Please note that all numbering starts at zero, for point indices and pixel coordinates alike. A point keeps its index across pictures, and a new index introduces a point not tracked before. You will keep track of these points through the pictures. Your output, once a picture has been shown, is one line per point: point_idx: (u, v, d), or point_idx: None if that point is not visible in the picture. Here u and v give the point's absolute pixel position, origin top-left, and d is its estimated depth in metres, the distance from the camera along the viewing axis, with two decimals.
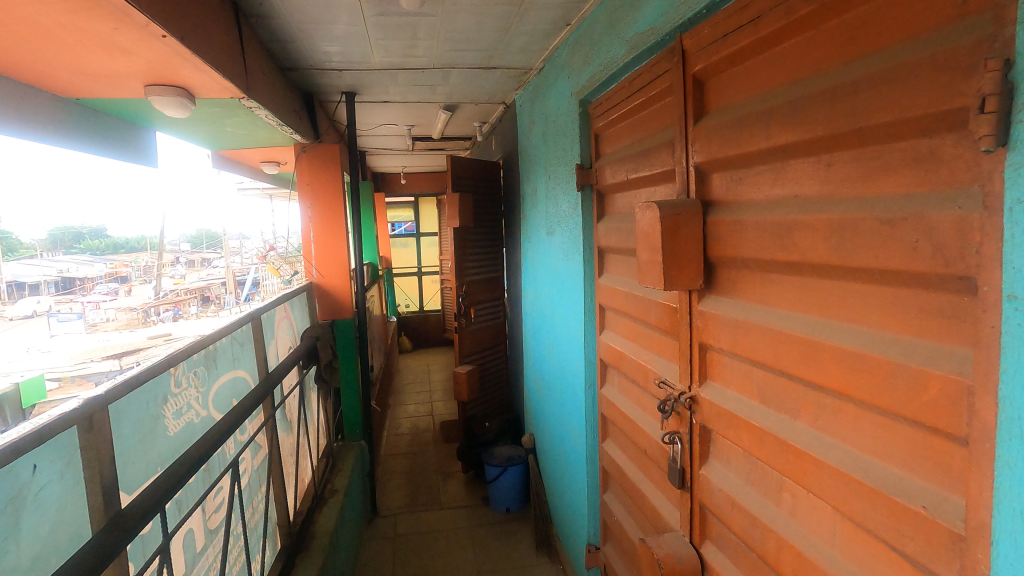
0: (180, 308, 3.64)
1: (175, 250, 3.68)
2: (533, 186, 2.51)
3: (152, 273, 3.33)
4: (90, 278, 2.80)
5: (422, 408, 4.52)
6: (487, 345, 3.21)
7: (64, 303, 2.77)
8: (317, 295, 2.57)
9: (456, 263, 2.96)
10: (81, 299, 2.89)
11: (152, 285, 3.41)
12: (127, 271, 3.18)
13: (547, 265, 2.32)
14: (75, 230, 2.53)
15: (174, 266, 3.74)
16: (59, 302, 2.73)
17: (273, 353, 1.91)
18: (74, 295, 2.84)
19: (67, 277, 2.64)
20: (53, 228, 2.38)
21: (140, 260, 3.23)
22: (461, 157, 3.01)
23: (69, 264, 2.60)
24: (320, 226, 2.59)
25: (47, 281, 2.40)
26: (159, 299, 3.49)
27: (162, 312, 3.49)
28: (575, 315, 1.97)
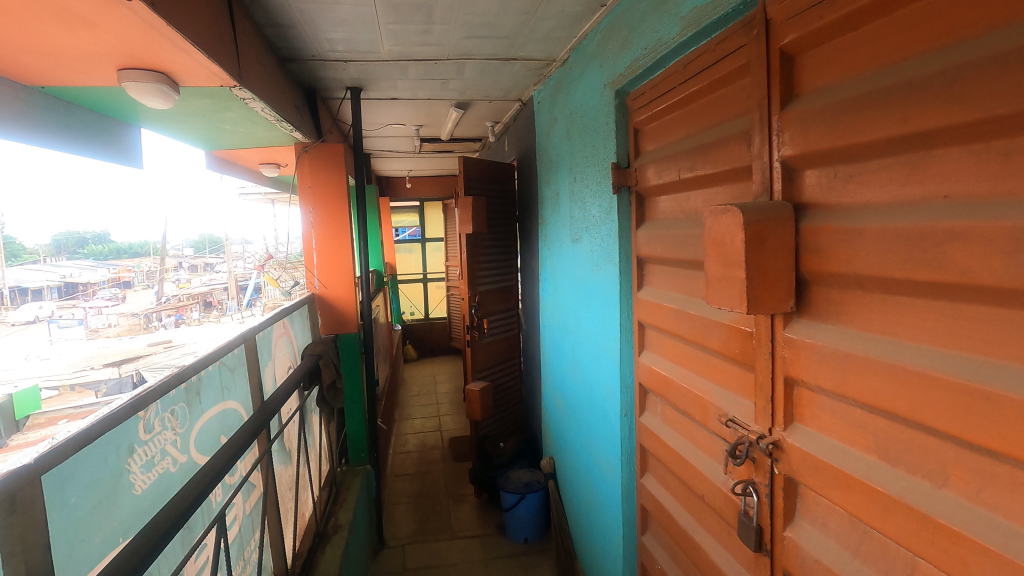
0: (181, 314, 3.72)
1: (178, 254, 3.49)
2: (555, 189, 2.30)
3: (153, 278, 3.28)
4: (93, 283, 2.62)
5: (429, 422, 4.30)
6: (500, 359, 3.01)
7: (63, 309, 2.67)
8: (319, 308, 2.37)
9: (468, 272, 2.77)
10: (80, 306, 2.77)
11: (154, 290, 3.39)
12: (129, 276, 3.01)
13: (571, 275, 2.12)
14: (80, 235, 2.33)
15: (176, 271, 3.61)
16: (59, 309, 2.59)
17: (270, 376, 1.70)
18: (77, 300, 2.68)
19: (75, 286, 2.50)
20: (58, 232, 2.21)
21: (140, 267, 3.14)
22: (473, 158, 2.81)
23: (75, 272, 2.47)
24: (322, 231, 2.38)
25: (48, 286, 2.23)
26: (159, 305, 3.52)
27: (163, 318, 3.61)
28: (607, 333, 1.76)
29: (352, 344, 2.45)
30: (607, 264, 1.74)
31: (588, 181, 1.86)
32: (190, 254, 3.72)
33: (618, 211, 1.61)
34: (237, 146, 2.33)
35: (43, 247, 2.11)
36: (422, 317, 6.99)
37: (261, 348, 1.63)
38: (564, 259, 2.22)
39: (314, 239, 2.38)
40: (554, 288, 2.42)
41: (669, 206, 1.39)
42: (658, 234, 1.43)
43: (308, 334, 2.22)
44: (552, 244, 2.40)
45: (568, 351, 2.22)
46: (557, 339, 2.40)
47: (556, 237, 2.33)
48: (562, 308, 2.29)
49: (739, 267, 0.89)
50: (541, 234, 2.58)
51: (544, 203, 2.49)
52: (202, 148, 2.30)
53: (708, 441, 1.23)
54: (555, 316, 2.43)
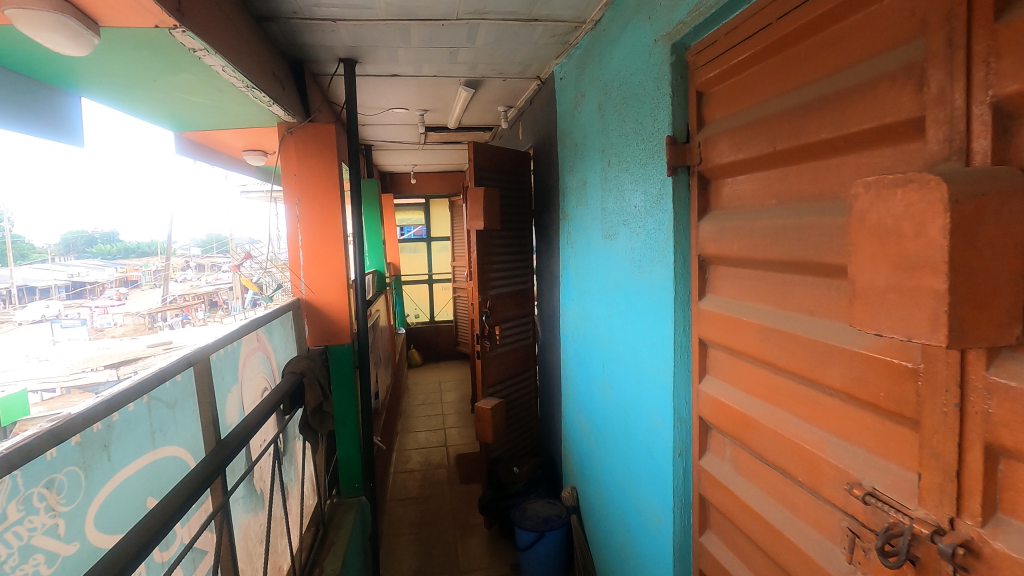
0: (188, 315, 2.56)
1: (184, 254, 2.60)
2: (581, 178, 1.98)
3: (164, 274, 2.39)
4: (102, 283, 1.96)
5: (433, 436, 3.95)
6: (513, 372, 2.67)
7: (73, 309, 1.85)
8: (307, 315, 2.04)
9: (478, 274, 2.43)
10: (92, 303, 1.96)
11: (160, 286, 2.37)
12: (138, 274, 2.23)
13: (604, 279, 1.79)
14: (87, 233, 1.83)
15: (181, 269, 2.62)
16: (66, 306, 1.79)
17: (237, 405, 1.36)
18: (87, 299, 1.93)
19: (79, 283, 1.80)
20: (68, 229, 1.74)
21: (154, 259, 2.27)
22: (485, 145, 2.48)
23: (79, 267, 1.77)
24: (310, 225, 2.05)
25: (58, 286, 1.69)
26: (166, 304, 2.44)
27: (169, 319, 2.45)
28: (653, 352, 1.42)
29: (345, 357, 2.12)
30: (654, 266, 1.40)
31: (628, 163, 1.52)
32: (195, 254, 2.67)
33: (672, 198, 1.27)
34: (212, 126, 2.00)
35: (48, 246, 1.63)
36: (427, 320, 6.68)
37: (224, 369, 1.29)
38: (593, 259, 1.89)
39: (301, 235, 2.05)
40: (578, 292, 2.10)
41: (751, 191, 1.05)
42: (733, 226, 1.09)
43: (291, 347, 1.88)
44: (576, 241, 2.08)
45: (597, 367, 1.90)
46: (583, 352, 2.08)
47: (582, 234, 2.00)
48: (589, 316, 1.97)
49: (935, 272, 0.54)
50: (563, 230, 2.25)
51: (567, 194, 2.17)
52: (172, 127, 1.97)
53: (819, 511, 0.89)
54: (579, 325, 2.11)
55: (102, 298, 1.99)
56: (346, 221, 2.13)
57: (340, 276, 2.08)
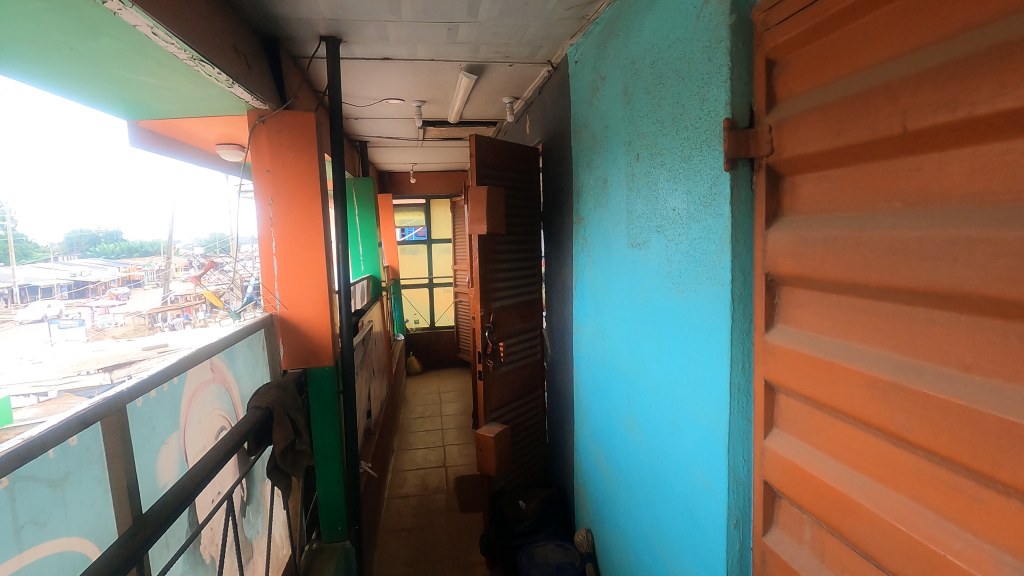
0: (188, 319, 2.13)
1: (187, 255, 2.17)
2: (600, 177, 1.71)
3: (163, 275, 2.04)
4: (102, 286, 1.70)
5: (432, 455, 3.67)
6: (519, 394, 2.39)
7: (73, 308, 1.59)
8: (281, 333, 1.76)
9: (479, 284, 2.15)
10: (93, 304, 1.68)
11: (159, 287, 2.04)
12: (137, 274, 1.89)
13: (630, 296, 1.51)
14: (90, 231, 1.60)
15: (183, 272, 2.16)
16: (67, 307, 1.55)
17: (175, 456, 1.08)
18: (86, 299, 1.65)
19: (73, 286, 1.50)
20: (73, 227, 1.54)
21: (157, 261, 1.97)
22: (489, 138, 2.20)
23: (72, 269, 1.50)
24: (287, 229, 1.77)
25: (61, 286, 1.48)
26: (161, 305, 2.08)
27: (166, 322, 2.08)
28: (699, 392, 1.14)
29: (326, 381, 1.84)
30: (699, 284, 1.12)
31: (666, 155, 1.24)
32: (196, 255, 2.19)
33: (730, 198, 0.98)
34: (174, 114, 1.73)
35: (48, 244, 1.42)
36: (427, 326, 6.41)
37: (155, 414, 1.01)
38: (615, 271, 1.61)
39: (274, 239, 1.76)
40: (595, 307, 1.82)
41: (850, 190, 0.77)
42: (822, 236, 0.81)
43: (258, 374, 1.60)
44: (594, 249, 1.81)
45: (619, 397, 1.62)
46: (601, 376, 1.80)
47: (602, 242, 1.73)
48: (609, 337, 1.70)
49: None
50: (578, 235, 1.97)
51: (583, 194, 1.90)
52: (125, 117, 1.70)
53: None
54: (597, 345, 1.83)
55: (100, 296, 1.73)
56: (328, 225, 1.86)
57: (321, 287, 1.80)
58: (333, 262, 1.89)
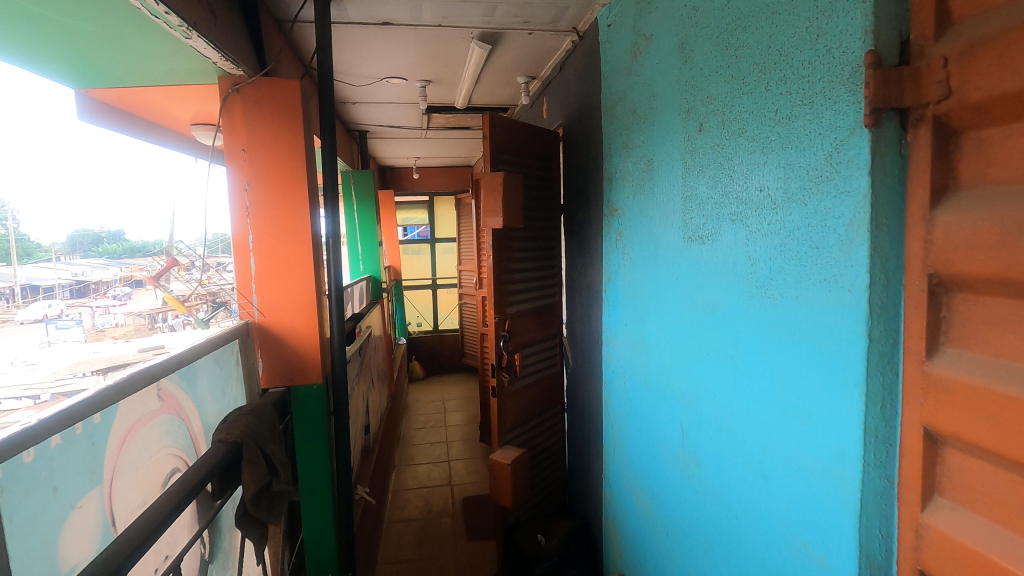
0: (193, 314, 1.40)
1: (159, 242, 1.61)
2: (642, 160, 1.43)
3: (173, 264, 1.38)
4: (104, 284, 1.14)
5: (436, 472, 3.37)
6: (535, 411, 2.11)
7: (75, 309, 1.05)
8: (259, 344, 1.48)
9: (493, 285, 1.87)
10: (96, 305, 1.11)
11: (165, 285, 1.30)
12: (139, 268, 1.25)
13: (684, 303, 1.22)
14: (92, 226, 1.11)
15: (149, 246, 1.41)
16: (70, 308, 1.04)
17: (91, 523, 0.79)
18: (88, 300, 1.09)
19: (87, 287, 1.07)
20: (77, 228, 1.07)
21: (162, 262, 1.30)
22: (504, 118, 1.91)
23: (87, 270, 1.08)
24: (265, 219, 1.48)
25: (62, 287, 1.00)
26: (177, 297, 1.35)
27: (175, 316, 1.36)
28: (802, 434, 0.85)
29: (313, 402, 1.55)
30: (805, 289, 0.82)
31: (748, 120, 0.95)
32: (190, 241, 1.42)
33: (869, 165, 0.69)
34: (131, 81, 1.44)
35: (55, 245, 1.01)
36: (431, 329, 6.12)
37: (54, 469, 0.71)
38: (664, 272, 1.33)
39: (251, 231, 1.48)
40: (633, 314, 1.54)
41: None
42: None
43: (228, 396, 1.31)
44: (631, 246, 1.53)
45: (668, 425, 1.33)
46: (640, 397, 1.52)
47: (643, 236, 1.44)
48: (653, 351, 1.42)
49: None
50: (610, 230, 1.69)
51: (617, 181, 1.62)
52: (73, 84, 1.41)
53: None
54: (635, 359, 1.55)
55: (107, 299, 1.15)
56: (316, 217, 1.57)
57: (306, 290, 1.51)
58: (322, 261, 1.60)
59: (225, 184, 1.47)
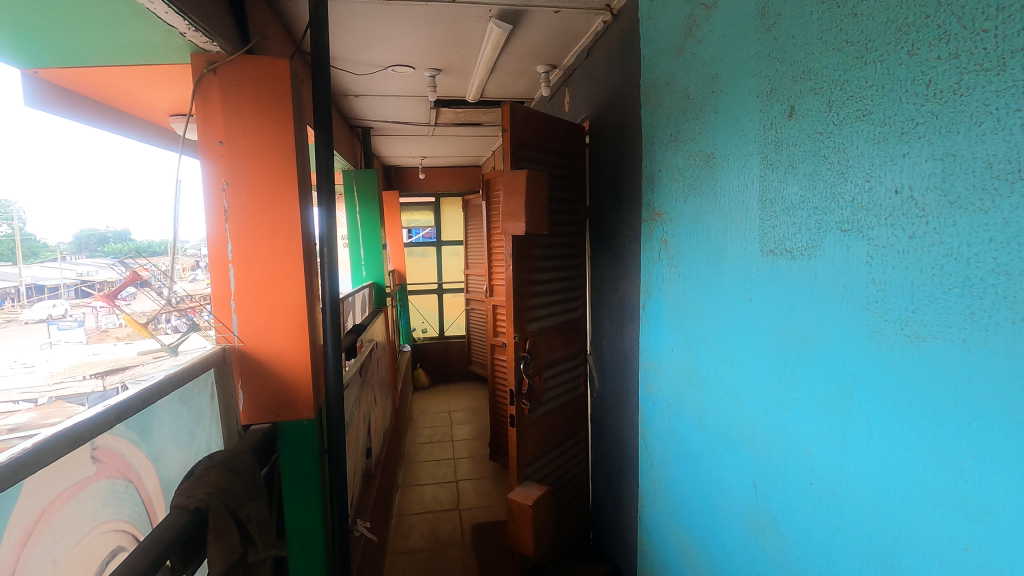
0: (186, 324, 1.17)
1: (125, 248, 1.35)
2: (698, 156, 1.19)
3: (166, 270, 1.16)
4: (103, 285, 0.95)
5: (443, 494, 3.13)
6: (557, 440, 1.87)
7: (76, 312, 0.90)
8: (242, 371, 1.25)
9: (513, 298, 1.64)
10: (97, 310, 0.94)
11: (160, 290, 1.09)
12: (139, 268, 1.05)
13: (761, 334, 0.99)
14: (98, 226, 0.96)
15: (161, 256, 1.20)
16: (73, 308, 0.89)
17: None
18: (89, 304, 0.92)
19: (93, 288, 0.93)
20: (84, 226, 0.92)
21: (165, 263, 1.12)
22: (527, 108, 1.68)
23: (94, 270, 0.94)
24: (248, 224, 1.24)
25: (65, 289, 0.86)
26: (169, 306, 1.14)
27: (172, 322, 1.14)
28: (970, 532, 0.61)
29: (304, 439, 1.32)
30: (982, 331, 0.59)
31: (874, 98, 0.72)
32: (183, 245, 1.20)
33: None
34: (89, 60, 1.21)
35: (62, 245, 0.87)
36: (437, 335, 5.88)
37: None
38: (729, 292, 1.09)
39: (230, 238, 1.24)
40: (682, 339, 1.30)
41: None
42: None
43: (197, 440, 1.08)
44: (681, 258, 1.29)
45: (736, 479, 1.09)
46: (691, 437, 1.28)
47: (698, 248, 1.21)
48: (712, 386, 1.18)
49: None
50: (652, 238, 1.45)
51: (662, 181, 1.39)
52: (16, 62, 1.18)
53: None
54: (684, 392, 1.31)
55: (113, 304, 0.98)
56: (308, 221, 1.34)
57: (297, 307, 1.28)
58: (314, 273, 1.37)
59: (199, 180, 1.23)
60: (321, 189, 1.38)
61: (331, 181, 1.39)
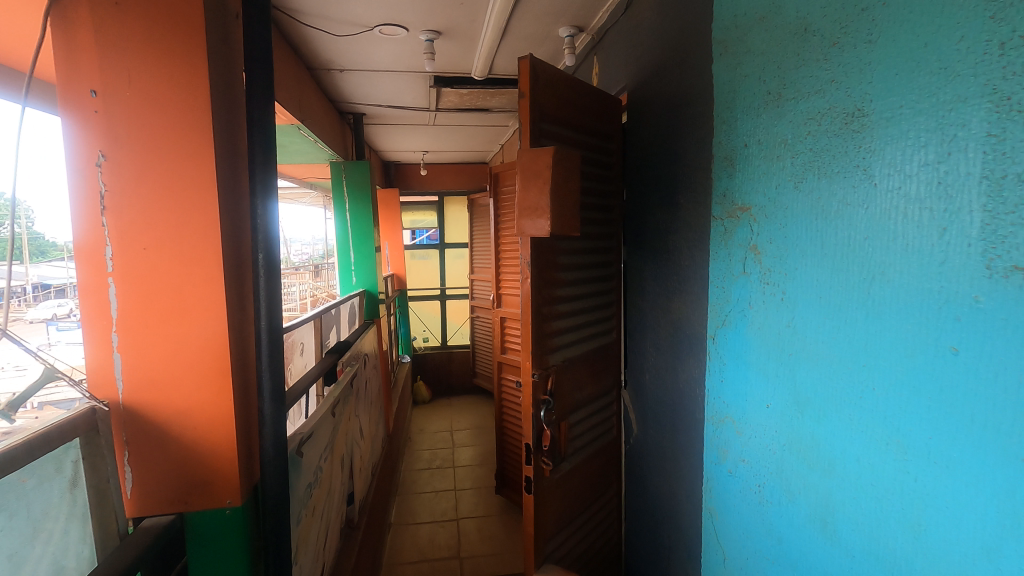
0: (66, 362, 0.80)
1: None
2: (829, 118, 0.77)
3: None
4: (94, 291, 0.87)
5: (442, 536, 2.70)
6: (584, 501, 1.45)
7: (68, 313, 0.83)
8: (132, 439, 0.84)
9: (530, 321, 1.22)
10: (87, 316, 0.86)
11: None
12: None
13: (973, 412, 0.58)
14: None
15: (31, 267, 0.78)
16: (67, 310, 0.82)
17: None
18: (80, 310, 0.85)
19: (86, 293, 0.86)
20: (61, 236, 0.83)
21: None
22: (552, 67, 1.27)
23: None
24: (135, 213, 0.82)
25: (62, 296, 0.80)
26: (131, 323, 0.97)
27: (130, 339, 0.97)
28: None
29: (228, 536, 0.90)
30: None
31: None
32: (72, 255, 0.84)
33: None
34: None
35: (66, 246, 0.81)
36: (438, 345, 5.47)
37: None
38: (895, 333, 0.67)
39: (108, 238, 0.81)
40: (790, 395, 0.88)
41: None
42: None
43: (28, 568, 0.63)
44: (786, 275, 0.88)
45: None
46: (799, 541, 0.87)
47: (822, 261, 0.79)
48: (848, 476, 0.76)
49: None
50: (732, 243, 1.03)
51: (751, 163, 0.96)
52: None
53: None
54: (790, 472, 0.89)
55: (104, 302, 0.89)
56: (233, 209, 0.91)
57: (211, 338, 0.86)
58: (244, 289, 0.94)
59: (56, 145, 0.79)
60: (253, 166, 0.95)
61: (268, 154, 0.98)
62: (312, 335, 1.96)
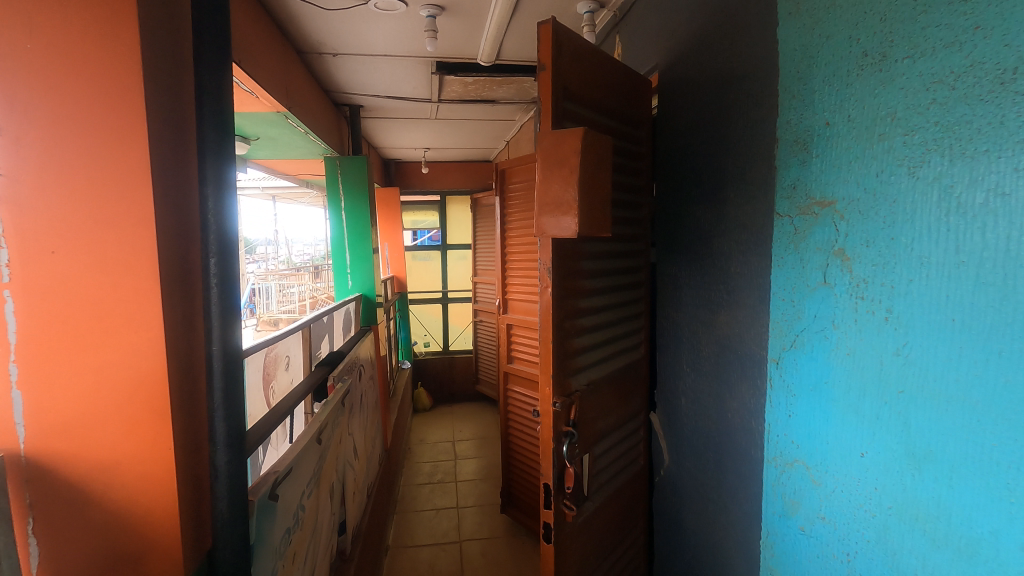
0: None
1: None
2: (971, 78, 0.58)
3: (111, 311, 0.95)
4: None
5: (444, 561, 2.50)
6: (608, 544, 1.25)
7: None
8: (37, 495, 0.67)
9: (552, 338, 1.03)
10: None
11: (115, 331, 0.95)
12: None
13: None
14: None
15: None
16: None
17: None
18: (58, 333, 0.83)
19: None
20: None
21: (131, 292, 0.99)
22: (577, 35, 1.06)
23: None
24: (43, 207, 0.67)
25: None
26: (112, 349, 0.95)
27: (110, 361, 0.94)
28: None
29: None
30: None
31: None
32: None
33: None
34: None
35: None
36: (440, 350, 5.27)
37: None
38: None
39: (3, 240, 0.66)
40: (896, 443, 0.69)
41: None
42: None
43: None
44: (892, 287, 0.69)
45: None
46: None
47: (957, 270, 0.60)
48: (998, 562, 0.57)
49: None
50: (805, 246, 0.83)
51: (834, 145, 0.77)
52: None
53: None
54: (896, 541, 0.70)
55: None
56: (175, 204, 0.76)
57: (138, 364, 0.72)
58: (190, 300, 0.79)
59: None
60: (204, 153, 0.80)
61: (223, 128, 0.83)
62: (299, 348, 1.75)
